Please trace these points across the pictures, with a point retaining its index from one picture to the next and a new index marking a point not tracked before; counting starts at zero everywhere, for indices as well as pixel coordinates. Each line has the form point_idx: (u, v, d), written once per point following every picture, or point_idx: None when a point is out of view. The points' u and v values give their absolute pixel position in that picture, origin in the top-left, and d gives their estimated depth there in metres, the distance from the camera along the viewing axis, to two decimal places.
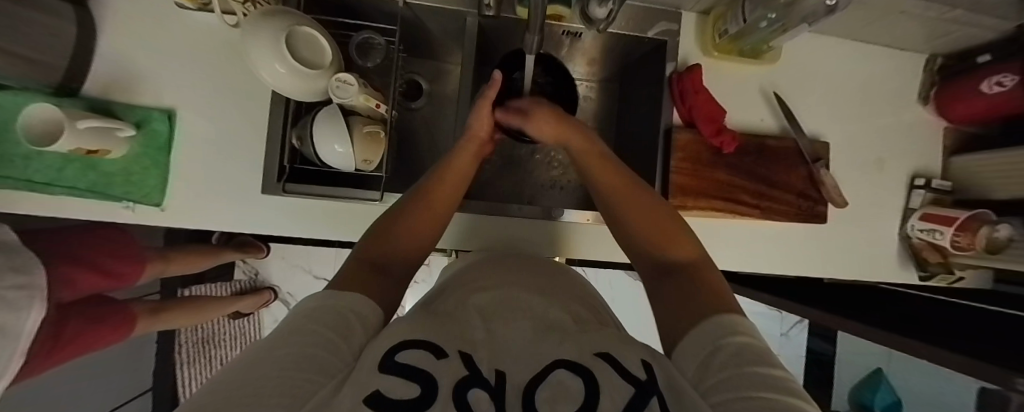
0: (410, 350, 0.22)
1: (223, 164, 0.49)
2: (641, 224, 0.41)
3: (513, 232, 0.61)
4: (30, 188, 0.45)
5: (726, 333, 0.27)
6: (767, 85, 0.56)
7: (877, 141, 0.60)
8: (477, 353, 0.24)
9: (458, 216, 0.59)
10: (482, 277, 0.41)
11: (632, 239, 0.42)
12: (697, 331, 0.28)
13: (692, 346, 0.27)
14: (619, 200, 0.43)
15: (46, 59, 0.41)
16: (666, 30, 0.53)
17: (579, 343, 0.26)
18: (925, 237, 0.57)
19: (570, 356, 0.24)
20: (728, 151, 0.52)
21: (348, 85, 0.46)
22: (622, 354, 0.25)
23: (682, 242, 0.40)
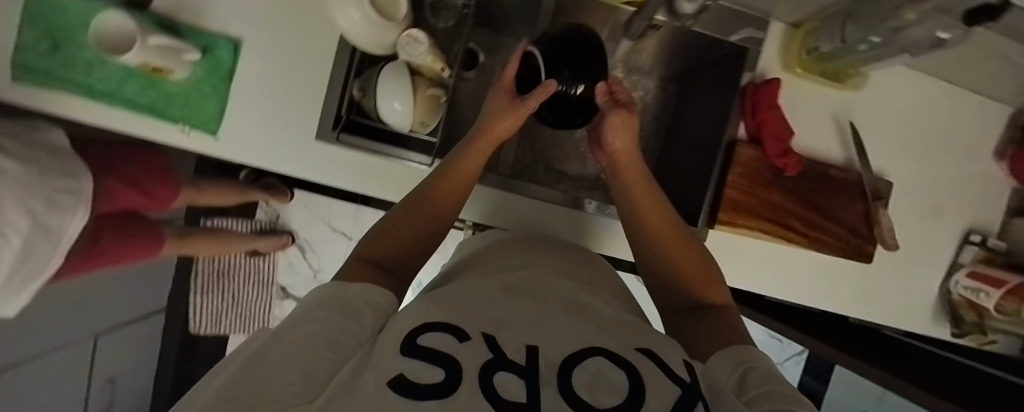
0: (430, 333, 0.19)
1: (280, 104, 0.49)
2: (674, 258, 0.42)
3: (544, 218, 0.61)
4: (93, 96, 0.45)
5: (749, 358, 0.28)
6: (842, 112, 0.53)
7: (940, 189, 0.58)
8: (502, 333, 0.22)
9: (489, 191, 0.59)
10: (500, 259, 0.40)
11: (660, 269, 0.43)
12: (722, 355, 0.30)
13: (720, 364, 0.29)
14: (655, 230, 0.43)
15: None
16: (749, 37, 0.50)
17: (615, 336, 0.25)
18: (968, 295, 0.56)
19: (607, 346, 0.22)
20: (790, 173, 0.51)
21: (417, 42, 0.44)
22: (666, 357, 0.24)
23: (709, 277, 0.41)
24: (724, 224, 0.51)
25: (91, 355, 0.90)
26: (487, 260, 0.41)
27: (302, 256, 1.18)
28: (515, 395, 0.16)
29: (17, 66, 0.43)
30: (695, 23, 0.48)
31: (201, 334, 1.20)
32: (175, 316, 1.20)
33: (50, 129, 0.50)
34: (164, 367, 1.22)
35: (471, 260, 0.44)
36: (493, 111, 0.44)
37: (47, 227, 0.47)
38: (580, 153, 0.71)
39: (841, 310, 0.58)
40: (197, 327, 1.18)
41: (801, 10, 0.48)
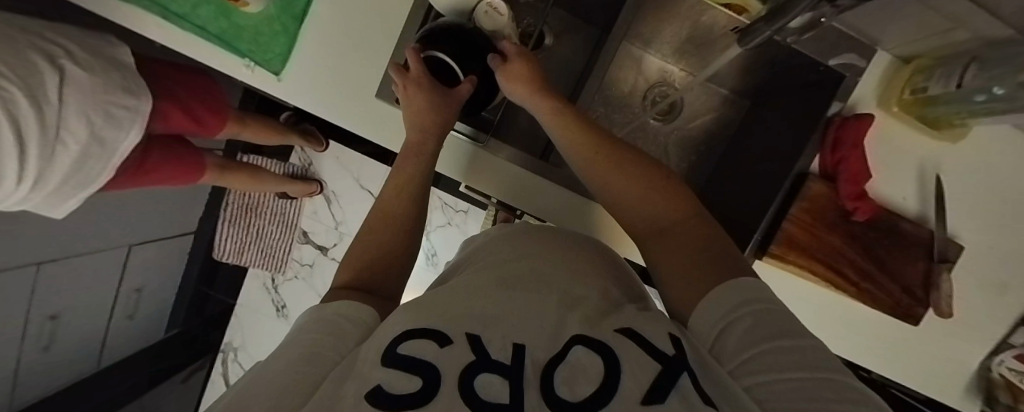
0: (413, 341, 0.19)
1: (345, 54, 0.47)
2: (631, 193, 0.36)
3: (574, 214, 0.59)
4: (167, 16, 0.45)
5: (741, 301, 0.24)
6: (930, 163, 0.49)
7: (1010, 262, 0.54)
8: (487, 330, 0.21)
9: (514, 169, 0.56)
10: (511, 242, 0.37)
11: (626, 214, 0.37)
12: (718, 292, 0.26)
13: (703, 318, 0.25)
14: (605, 171, 0.38)
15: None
16: (850, 64, 0.46)
17: (597, 322, 0.24)
18: (1011, 378, 0.53)
19: (588, 334, 0.21)
20: (858, 218, 0.48)
21: (497, 13, 0.44)
22: (647, 332, 0.23)
23: (675, 204, 0.34)
24: (775, 257, 0.48)
25: (123, 262, 0.95)
26: (478, 258, 0.38)
27: (327, 206, 1.20)
28: (497, 394, 0.16)
29: None
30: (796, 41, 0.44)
31: (223, 262, 1.26)
32: (201, 240, 1.25)
33: (121, 45, 0.50)
34: (185, 286, 1.28)
35: (473, 255, 0.41)
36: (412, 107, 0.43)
37: (102, 140, 0.48)
38: None
39: (867, 365, 0.56)
40: (220, 255, 1.23)
41: (916, 45, 0.43)
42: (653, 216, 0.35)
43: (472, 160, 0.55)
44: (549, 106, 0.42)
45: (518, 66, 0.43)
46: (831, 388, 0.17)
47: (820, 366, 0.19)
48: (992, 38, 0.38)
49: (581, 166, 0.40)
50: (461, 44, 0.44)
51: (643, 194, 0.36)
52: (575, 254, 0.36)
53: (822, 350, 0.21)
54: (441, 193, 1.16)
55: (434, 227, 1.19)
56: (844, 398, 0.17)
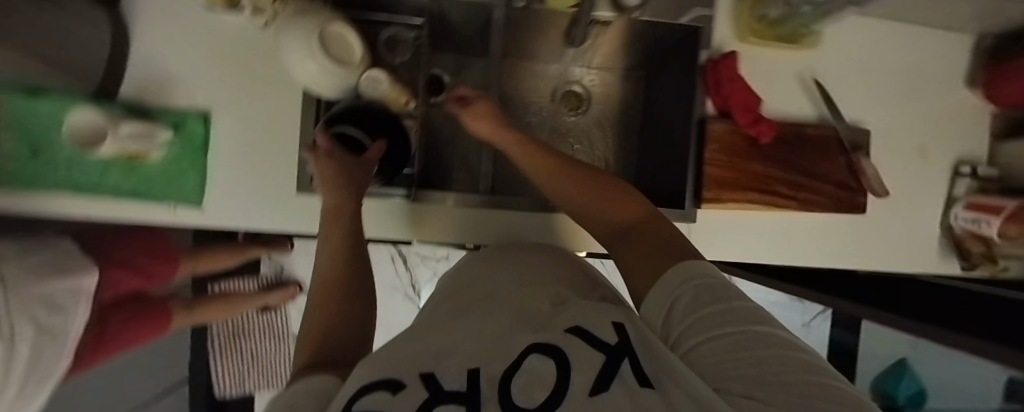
0: (370, 394, 0.16)
1: (260, 164, 0.50)
2: (593, 201, 0.40)
3: (528, 227, 0.59)
4: (78, 190, 0.46)
5: (686, 275, 0.27)
6: (805, 71, 0.54)
7: (919, 128, 0.58)
8: (441, 364, 0.19)
9: (464, 210, 0.57)
10: (467, 279, 0.37)
11: (592, 218, 0.41)
12: (664, 283, 0.28)
13: (662, 289, 0.28)
14: (564, 188, 0.42)
15: (76, 63, 0.42)
16: (700, 16, 0.51)
17: (548, 327, 0.24)
18: (970, 228, 0.55)
19: (545, 340, 0.21)
20: (765, 140, 0.51)
21: (378, 82, 0.47)
22: (590, 324, 0.23)
23: (634, 206, 0.39)
24: (711, 201, 0.51)
25: None
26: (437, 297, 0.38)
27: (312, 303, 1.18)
28: None
29: None
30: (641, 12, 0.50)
31: (226, 399, 1.20)
32: (197, 386, 1.19)
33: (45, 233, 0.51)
34: None
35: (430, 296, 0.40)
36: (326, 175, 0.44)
37: (53, 331, 0.47)
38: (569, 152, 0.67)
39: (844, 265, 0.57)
40: (221, 393, 1.18)
41: None
42: (613, 218, 0.39)
43: (414, 213, 0.56)
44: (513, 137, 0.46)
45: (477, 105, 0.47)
46: (755, 336, 0.21)
47: (751, 319, 0.22)
48: None
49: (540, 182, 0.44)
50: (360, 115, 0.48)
51: (611, 198, 0.40)
52: (523, 270, 0.36)
53: (753, 305, 0.24)
54: (416, 249, 1.16)
55: (421, 284, 1.18)
56: (768, 343, 0.20)
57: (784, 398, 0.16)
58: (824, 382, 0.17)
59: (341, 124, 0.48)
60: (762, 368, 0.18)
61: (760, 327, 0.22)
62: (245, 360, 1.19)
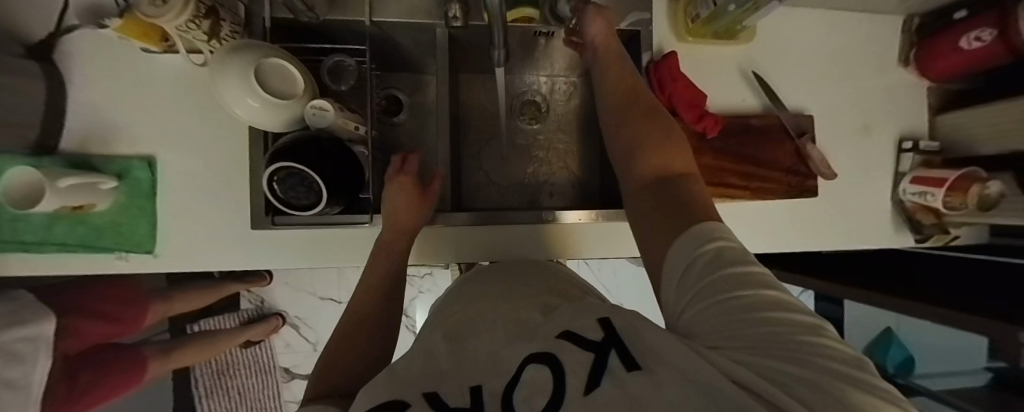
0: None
1: (214, 204, 0.49)
2: (647, 143, 0.40)
3: (506, 242, 0.57)
4: (21, 249, 0.45)
5: (716, 233, 0.26)
6: (745, 64, 0.56)
7: (861, 109, 0.60)
8: (445, 382, 0.21)
9: (444, 229, 0.56)
10: (467, 292, 0.38)
11: (626, 164, 0.41)
12: (683, 244, 0.27)
13: (683, 246, 0.27)
14: (634, 119, 0.43)
15: (15, 119, 0.41)
16: (638, 20, 0.52)
17: (540, 333, 0.24)
18: (918, 200, 0.57)
19: (540, 348, 0.22)
20: (712, 134, 0.52)
21: (325, 111, 0.44)
22: (578, 325, 0.23)
23: (682, 161, 0.39)
24: None
25: None
26: (448, 304, 0.39)
27: (297, 334, 1.15)
28: None
29: None
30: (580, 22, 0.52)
31: None
32: None
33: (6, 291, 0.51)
34: None
35: (439, 305, 0.41)
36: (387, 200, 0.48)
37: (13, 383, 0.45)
38: (538, 158, 0.67)
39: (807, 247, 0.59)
40: None
41: None
42: (651, 166, 0.39)
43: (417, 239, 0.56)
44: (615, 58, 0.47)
45: (603, 16, 0.48)
46: (760, 305, 0.20)
47: (758, 284, 0.21)
48: None
49: (608, 95, 0.46)
50: (293, 150, 0.43)
51: (665, 148, 0.40)
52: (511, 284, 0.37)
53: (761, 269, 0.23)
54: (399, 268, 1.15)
55: (406, 303, 1.17)
56: (773, 313, 0.19)
57: (776, 364, 0.16)
58: (823, 347, 0.17)
59: (278, 155, 0.44)
60: (769, 344, 0.17)
61: (768, 292, 0.21)
62: (232, 399, 1.16)
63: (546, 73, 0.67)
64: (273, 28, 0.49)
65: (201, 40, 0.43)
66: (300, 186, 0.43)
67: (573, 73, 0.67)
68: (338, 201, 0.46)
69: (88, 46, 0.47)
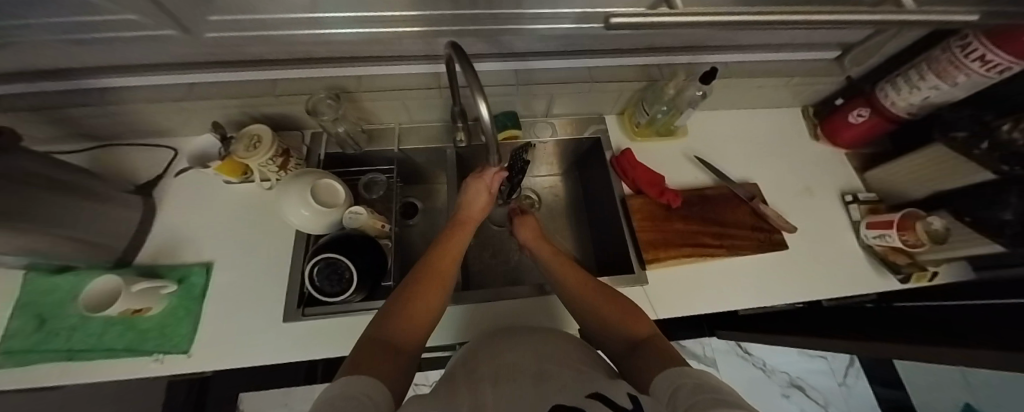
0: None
1: (252, 298, 0.56)
2: (608, 313, 0.44)
3: (517, 317, 0.60)
4: (69, 358, 0.50)
5: (681, 377, 0.29)
6: (687, 151, 0.71)
7: (796, 173, 0.73)
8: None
9: (459, 310, 0.60)
10: (485, 346, 0.41)
11: (604, 337, 0.44)
12: (662, 381, 0.29)
13: (661, 386, 0.29)
14: (581, 291, 0.49)
15: (101, 240, 0.52)
16: (597, 130, 0.72)
17: (572, 388, 0.27)
18: (883, 242, 0.63)
19: (566, 401, 0.24)
20: (677, 204, 0.63)
21: (359, 214, 0.57)
22: (612, 393, 0.26)
23: (645, 326, 0.42)
24: (652, 262, 0.59)
25: None
26: (471, 354, 0.41)
27: None
28: None
29: None
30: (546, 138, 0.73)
31: None
32: None
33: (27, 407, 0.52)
34: None
35: (457, 363, 0.43)
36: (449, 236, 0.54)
37: None
38: None
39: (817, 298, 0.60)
40: None
41: (617, 104, 0.70)
42: (631, 333, 0.41)
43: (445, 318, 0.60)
44: (534, 233, 0.60)
45: (529, 220, 0.62)
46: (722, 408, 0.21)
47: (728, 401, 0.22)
48: (638, 87, 0.65)
49: (558, 284, 0.52)
50: (346, 245, 0.55)
51: (620, 312, 0.44)
52: (534, 341, 0.40)
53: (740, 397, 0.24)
54: None
55: None
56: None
57: None
58: None
59: (328, 248, 0.54)
60: None
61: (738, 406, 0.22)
62: None
63: (540, 174, 0.82)
64: (326, 159, 0.67)
65: (272, 170, 0.59)
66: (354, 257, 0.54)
67: (557, 172, 0.82)
68: (365, 285, 0.53)
69: (183, 182, 0.65)
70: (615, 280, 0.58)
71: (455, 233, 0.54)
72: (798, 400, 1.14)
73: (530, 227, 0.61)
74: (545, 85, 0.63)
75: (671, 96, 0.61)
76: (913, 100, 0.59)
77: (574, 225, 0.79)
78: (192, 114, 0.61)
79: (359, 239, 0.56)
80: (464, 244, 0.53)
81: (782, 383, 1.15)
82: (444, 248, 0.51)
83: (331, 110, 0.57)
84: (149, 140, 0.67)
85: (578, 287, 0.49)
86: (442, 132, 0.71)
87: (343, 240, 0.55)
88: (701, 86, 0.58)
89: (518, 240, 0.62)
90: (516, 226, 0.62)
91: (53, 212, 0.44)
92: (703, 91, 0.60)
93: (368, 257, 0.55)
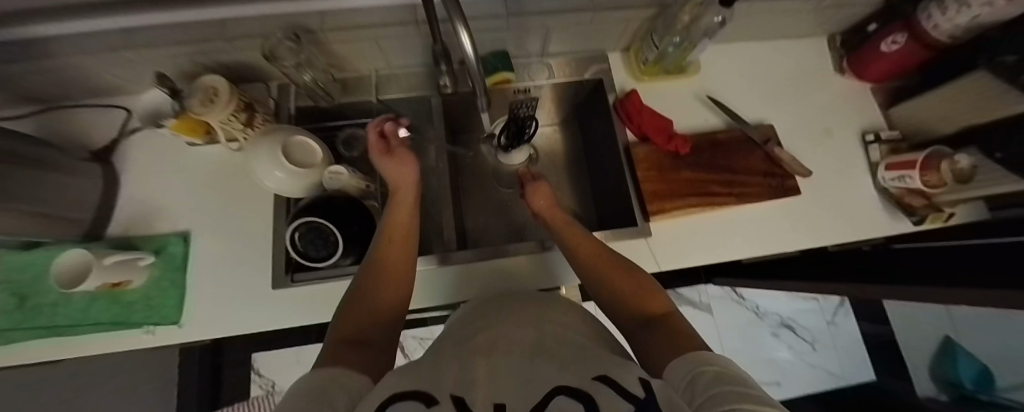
0: (404, 401, 0.19)
1: (238, 267, 0.54)
2: (624, 287, 0.41)
3: (513, 274, 0.59)
4: (59, 332, 0.49)
5: (701, 363, 0.24)
6: (699, 91, 0.64)
7: (815, 113, 0.67)
8: (475, 391, 0.19)
9: (454, 268, 0.58)
10: (481, 313, 0.39)
11: (614, 313, 0.42)
12: (678, 364, 0.26)
13: (677, 374, 0.25)
14: (591, 260, 0.46)
15: (65, 214, 0.48)
16: (599, 70, 0.64)
17: (576, 370, 0.23)
18: (901, 184, 0.59)
19: (566, 384, 0.20)
20: (684, 152, 0.58)
21: (339, 174, 0.52)
22: (620, 375, 0.21)
23: (661, 302, 0.38)
24: (656, 214, 0.55)
25: None
26: (462, 323, 0.38)
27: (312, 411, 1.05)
28: None
29: None
30: (546, 83, 0.66)
31: None
32: None
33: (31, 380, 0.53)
34: None
35: (448, 330, 0.40)
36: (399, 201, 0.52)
37: None
38: None
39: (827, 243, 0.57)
40: None
41: (622, 38, 0.62)
42: (642, 311, 0.38)
43: (442, 279, 0.58)
44: (546, 203, 0.56)
45: (542, 186, 0.58)
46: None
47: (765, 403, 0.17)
48: (647, 15, 0.56)
49: (571, 254, 0.49)
50: (327, 210, 0.50)
51: (634, 287, 0.41)
52: (533, 312, 0.36)
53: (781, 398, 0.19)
54: (410, 330, 0.99)
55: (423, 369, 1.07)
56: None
57: None
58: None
59: (309, 212, 0.50)
60: None
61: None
62: None
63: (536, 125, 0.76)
64: (297, 114, 0.60)
65: (238, 129, 0.53)
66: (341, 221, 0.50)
67: (555, 122, 0.76)
68: (353, 249, 0.51)
69: (143, 145, 0.58)
70: (616, 234, 0.55)
71: (397, 203, 0.51)
72: (788, 339, 1.20)
73: (542, 195, 0.57)
74: (541, 17, 0.55)
75: (685, 24, 0.53)
76: (960, 21, 0.50)
77: (574, 178, 0.75)
78: (137, 67, 0.53)
79: (343, 203, 0.51)
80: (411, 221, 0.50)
81: (773, 324, 1.20)
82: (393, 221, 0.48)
83: (292, 55, 0.50)
84: (96, 99, 0.59)
85: (589, 260, 0.46)
86: (426, 79, 0.63)
87: (324, 203, 0.50)
88: (722, 10, 0.50)
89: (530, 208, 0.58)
90: (528, 193, 0.58)
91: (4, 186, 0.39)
92: (723, 16, 0.52)
93: (353, 220, 0.51)
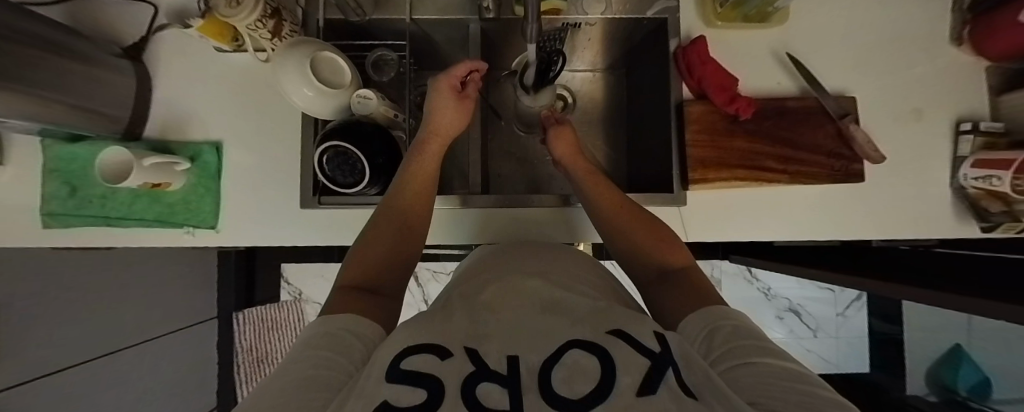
0: (417, 354, 0.18)
1: (269, 183, 0.54)
2: (646, 240, 0.42)
3: (534, 224, 0.58)
4: (110, 223, 0.53)
5: (720, 317, 0.27)
6: (777, 46, 0.55)
7: (908, 89, 0.57)
8: (485, 343, 0.20)
9: (474, 211, 0.58)
10: (500, 257, 0.39)
11: (630, 261, 0.43)
12: (697, 315, 0.29)
13: (693, 326, 0.28)
14: (613, 212, 0.45)
15: (105, 110, 0.48)
16: (665, 8, 0.55)
17: (589, 323, 0.22)
18: (983, 185, 0.51)
19: (579, 336, 0.20)
20: (745, 116, 0.52)
21: (367, 99, 0.49)
22: (636, 330, 0.21)
23: (680, 254, 0.41)
24: (697, 183, 0.51)
25: None
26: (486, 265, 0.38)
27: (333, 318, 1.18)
28: (496, 405, 0.14)
29: (45, 215, 0.52)
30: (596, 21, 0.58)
31: None
32: None
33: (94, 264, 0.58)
34: None
35: (468, 269, 0.41)
36: (438, 109, 0.51)
37: None
38: None
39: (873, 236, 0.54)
40: None
41: None
42: (662, 260, 0.40)
43: (463, 221, 0.58)
44: (570, 149, 0.53)
45: (565, 131, 0.54)
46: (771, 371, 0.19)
47: (784, 370, 0.20)
48: None
49: (591, 204, 0.48)
50: (354, 135, 0.47)
51: (655, 238, 0.42)
52: (549, 268, 0.34)
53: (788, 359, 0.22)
54: (425, 263, 1.05)
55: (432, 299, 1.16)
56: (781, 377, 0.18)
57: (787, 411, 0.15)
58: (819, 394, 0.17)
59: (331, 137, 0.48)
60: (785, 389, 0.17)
61: (775, 360, 0.21)
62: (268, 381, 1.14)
63: (580, 67, 0.69)
64: (325, 28, 0.56)
65: (265, 38, 0.50)
66: (367, 148, 0.48)
67: (599, 68, 0.70)
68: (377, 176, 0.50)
69: (171, 47, 0.56)
70: (647, 198, 0.53)
71: (429, 148, 0.48)
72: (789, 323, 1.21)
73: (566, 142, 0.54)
74: None
75: None
76: None
77: (608, 131, 0.71)
78: None
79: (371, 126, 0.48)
80: (437, 167, 0.48)
81: (779, 307, 1.20)
82: (419, 160, 0.47)
83: None
84: None
85: (613, 214, 0.45)
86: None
87: (349, 129, 0.47)
88: None
89: (551, 156, 0.55)
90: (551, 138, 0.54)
91: (46, 74, 0.39)
92: None
93: (382, 149, 0.50)
